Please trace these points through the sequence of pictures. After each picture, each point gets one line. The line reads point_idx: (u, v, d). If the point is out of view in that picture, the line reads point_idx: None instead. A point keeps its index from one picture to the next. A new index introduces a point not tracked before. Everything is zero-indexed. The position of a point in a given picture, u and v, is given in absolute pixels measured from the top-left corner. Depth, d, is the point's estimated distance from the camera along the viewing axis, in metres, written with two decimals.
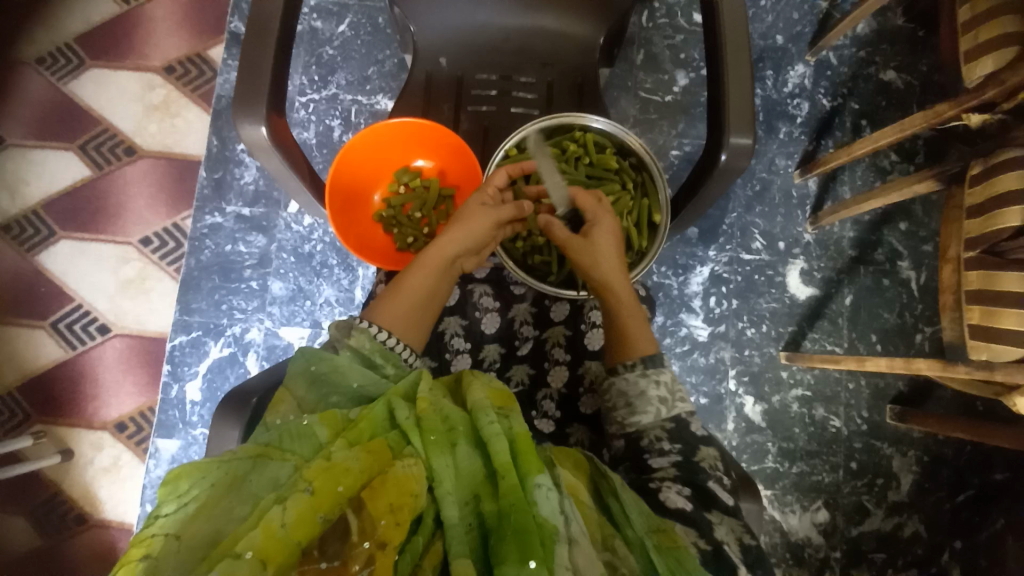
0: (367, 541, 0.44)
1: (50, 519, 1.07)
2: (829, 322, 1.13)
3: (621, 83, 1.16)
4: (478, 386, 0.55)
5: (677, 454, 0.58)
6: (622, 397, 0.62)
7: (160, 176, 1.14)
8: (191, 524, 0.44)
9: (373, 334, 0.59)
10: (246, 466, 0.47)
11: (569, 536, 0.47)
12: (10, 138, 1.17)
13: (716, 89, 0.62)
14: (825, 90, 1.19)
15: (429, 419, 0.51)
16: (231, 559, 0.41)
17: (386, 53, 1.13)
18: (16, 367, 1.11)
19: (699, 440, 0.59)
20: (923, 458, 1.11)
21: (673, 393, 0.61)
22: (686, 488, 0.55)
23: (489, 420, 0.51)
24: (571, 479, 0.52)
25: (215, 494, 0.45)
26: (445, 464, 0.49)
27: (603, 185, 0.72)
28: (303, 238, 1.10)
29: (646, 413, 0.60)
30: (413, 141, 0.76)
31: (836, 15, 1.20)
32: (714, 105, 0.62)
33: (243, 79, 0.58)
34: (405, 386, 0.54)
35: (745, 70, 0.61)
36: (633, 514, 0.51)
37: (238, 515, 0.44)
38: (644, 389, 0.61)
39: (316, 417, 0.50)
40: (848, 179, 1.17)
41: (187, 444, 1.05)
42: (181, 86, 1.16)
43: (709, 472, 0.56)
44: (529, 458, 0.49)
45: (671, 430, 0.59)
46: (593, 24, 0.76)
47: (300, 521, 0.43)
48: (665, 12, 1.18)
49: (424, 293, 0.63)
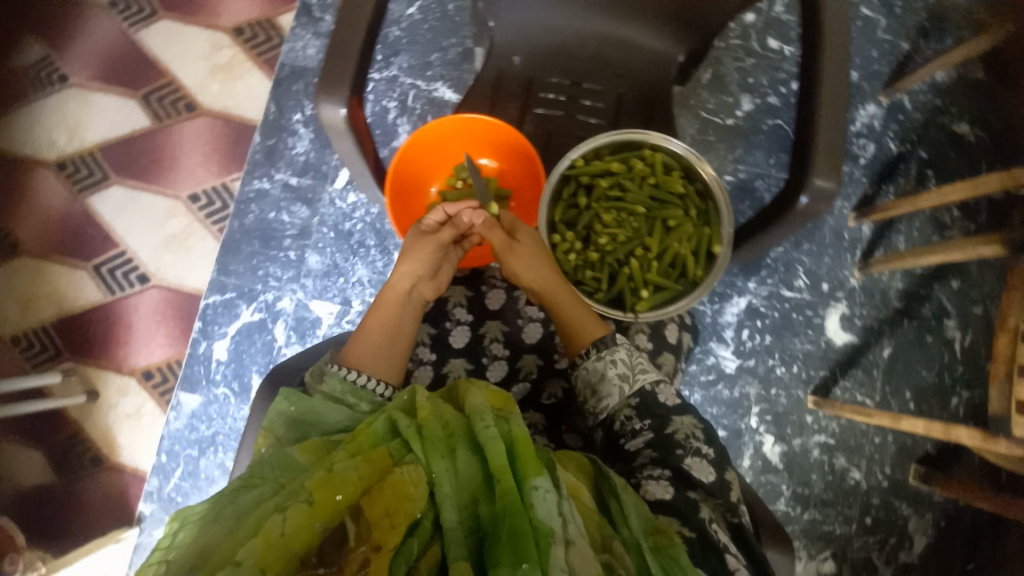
0: (364, 545, 0.43)
1: (70, 454, 1.11)
2: (863, 372, 1.10)
3: (684, 100, 1.14)
4: (472, 390, 0.54)
5: (649, 432, 0.58)
6: (588, 386, 0.63)
7: (216, 136, 1.16)
8: (182, 547, 0.45)
9: (344, 376, 0.59)
10: (230, 494, 0.48)
11: (567, 538, 0.45)
12: (77, 80, 1.20)
13: (806, 130, 0.61)
14: (894, 134, 1.15)
15: (429, 426, 0.50)
16: (230, 568, 0.41)
17: (451, 41, 1.12)
18: (56, 303, 1.14)
19: (671, 411, 0.59)
20: (939, 523, 1.07)
21: (633, 367, 0.61)
22: (665, 471, 0.55)
23: (485, 424, 0.50)
24: (572, 481, 0.50)
25: (204, 520, 0.46)
26: (444, 468, 0.48)
27: (666, 208, 0.71)
28: (345, 215, 1.11)
29: (610, 395, 0.61)
30: (469, 137, 0.77)
31: (916, 59, 1.16)
32: (803, 146, 0.61)
33: (330, 66, 0.60)
34: (400, 402, 0.54)
35: (838, 114, 0.60)
36: (631, 513, 0.49)
37: (228, 528, 0.45)
38: (603, 371, 0.61)
39: (297, 447, 0.51)
40: (905, 229, 1.13)
41: (208, 401, 1.07)
42: (247, 50, 1.18)
43: (682, 445, 0.56)
44: (526, 460, 0.48)
45: (638, 407, 0.60)
46: (674, 41, 0.75)
47: (300, 530, 0.43)
48: (738, 33, 1.15)
49: (385, 329, 0.65)
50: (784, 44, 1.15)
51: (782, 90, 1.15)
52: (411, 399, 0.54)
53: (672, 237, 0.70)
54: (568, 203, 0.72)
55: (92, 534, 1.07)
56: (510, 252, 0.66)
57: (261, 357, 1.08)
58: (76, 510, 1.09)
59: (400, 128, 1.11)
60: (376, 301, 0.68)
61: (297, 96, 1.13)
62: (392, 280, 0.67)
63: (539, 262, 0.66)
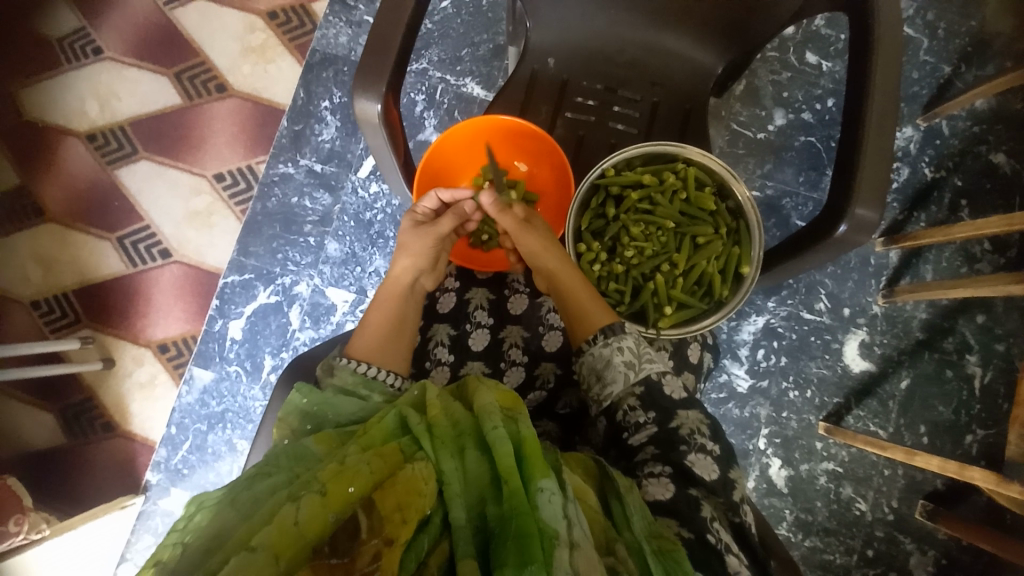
0: (375, 538, 0.43)
1: (82, 420, 1.13)
2: (878, 402, 1.08)
3: (715, 112, 1.11)
4: (482, 390, 0.52)
5: (653, 424, 0.56)
6: (592, 373, 0.61)
7: (244, 117, 1.17)
8: (198, 528, 0.46)
9: (355, 369, 0.60)
10: (244, 482, 0.48)
11: (572, 540, 0.44)
12: (111, 52, 1.21)
13: (850, 157, 0.61)
14: (930, 160, 1.12)
15: (440, 424, 0.49)
16: (245, 553, 0.41)
17: (483, 37, 1.11)
18: (79, 271, 1.17)
19: (677, 405, 0.57)
20: (941, 562, 1.04)
21: (639, 356, 0.59)
22: (666, 468, 0.54)
23: (493, 425, 0.49)
24: (578, 483, 0.50)
25: (220, 506, 0.47)
26: (453, 466, 0.47)
27: (695, 225, 0.71)
28: (366, 205, 1.11)
29: (615, 382, 0.58)
30: (490, 137, 0.77)
31: (959, 84, 1.12)
32: (844, 172, 0.62)
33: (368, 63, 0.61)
34: (410, 397, 0.53)
35: (886, 144, 0.60)
36: (634, 517, 0.49)
37: (243, 514, 0.45)
38: (609, 358, 0.59)
39: (311, 438, 0.51)
40: (934, 258, 1.10)
41: (220, 377, 1.08)
42: (280, 33, 1.18)
43: (687, 440, 0.54)
44: (533, 461, 0.47)
45: (642, 397, 0.57)
46: (713, 53, 0.74)
47: (314, 521, 0.43)
48: (777, 46, 1.12)
49: (390, 321, 0.65)
50: (823, 59, 1.12)
51: (817, 107, 1.12)
52: (422, 395, 0.53)
53: (700, 256, 0.71)
54: (596, 212, 0.71)
55: (102, 497, 1.10)
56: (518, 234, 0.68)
57: (274, 340, 1.09)
58: (86, 474, 1.11)
59: (426, 122, 1.10)
60: (381, 293, 0.68)
61: (327, 82, 1.13)
62: (393, 273, 0.68)
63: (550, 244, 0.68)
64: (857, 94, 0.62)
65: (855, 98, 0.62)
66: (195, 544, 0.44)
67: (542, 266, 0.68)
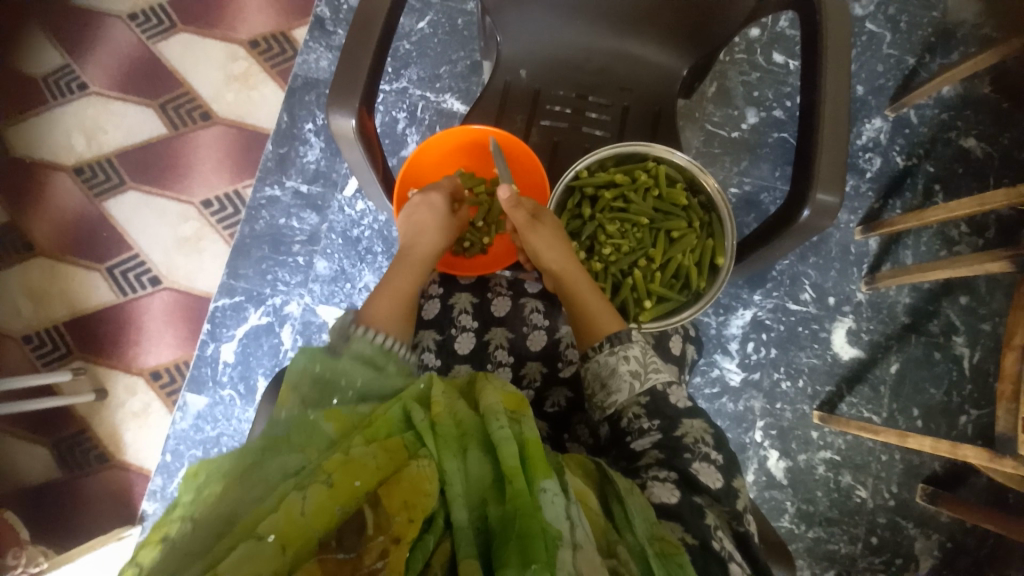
0: (382, 536, 0.43)
1: (75, 453, 1.12)
2: (869, 388, 1.09)
3: (690, 113, 1.15)
4: (488, 390, 0.53)
5: (657, 432, 0.56)
6: (597, 379, 0.62)
7: (229, 143, 1.19)
8: (207, 504, 0.45)
9: (372, 338, 0.61)
10: (256, 454, 0.48)
11: (575, 541, 0.45)
12: (96, 87, 1.23)
13: (808, 147, 0.63)
14: (901, 149, 1.15)
15: (444, 423, 0.50)
16: (254, 540, 0.41)
17: (460, 54, 1.15)
18: (68, 303, 1.17)
19: (681, 413, 0.57)
20: (946, 544, 1.04)
21: (645, 366, 0.60)
22: (671, 474, 0.53)
23: (499, 424, 0.50)
24: (580, 486, 0.50)
25: (230, 480, 0.46)
26: (456, 467, 0.48)
27: (669, 220, 0.73)
28: (353, 222, 1.12)
29: (619, 391, 0.60)
30: (463, 146, 0.79)
31: (922, 75, 1.16)
32: (804, 160, 0.64)
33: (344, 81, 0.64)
34: (416, 390, 0.53)
35: (843, 133, 0.62)
36: (636, 518, 0.48)
37: (259, 493, 0.45)
38: (614, 366, 0.61)
39: (322, 414, 0.50)
40: (912, 244, 1.12)
41: (214, 402, 1.08)
42: (262, 61, 1.21)
43: (691, 449, 0.54)
44: (537, 463, 0.48)
45: (647, 405, 0.58)
46: (679, 57, 0.77)
47: (320, 512, 0.43)
48: (744, 48, 1.16)
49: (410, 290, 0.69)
50: (789, 58, 1.16)
51: (787, 104, 1.15)
52: (428, 389, 0.53)
53: (675, 249, 0.73)
54: (573, 214, 0.74)
55: (97, 531, 1.08)
56: (530, 230, 0.68)
57: (267, 360, 1.09)
58: (80, 509, 1.10)
59: (409, 138, 1.13)
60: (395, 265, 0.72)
61: (309, 105, 1.15)
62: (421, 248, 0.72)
63: (559, 242, 0.69)
64: (812, 87, 0.64)
65: (810, 90, 0.65)
66: (205, 524, 0.44)
67: (548, 265, 0.69)
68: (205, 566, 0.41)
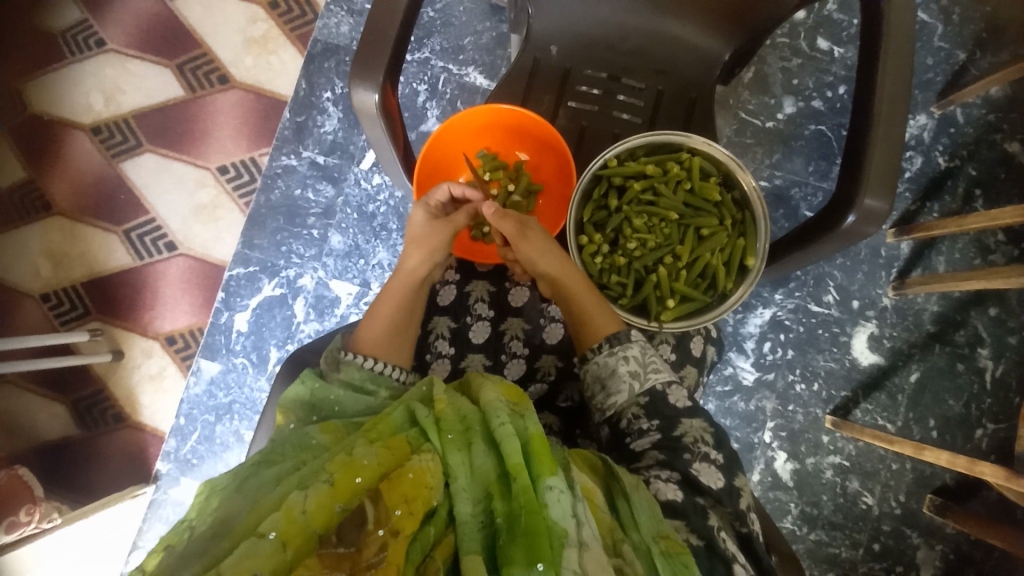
0: (381, 529, 0.43)
1: (92, 410, 1.15)
2: (886, 396, 1.06)
3: (723, 100, 1.09)
4: (488, 386, 0.52)
5: (657, 432, 0.56)
6: (597, 382, 0.61)
7: (246, 110, 1.17)
8: (209, 516, 0.47)
9: (362, 364, 0.59)
10: (250, 469, 0.49)
11: (581, 540, 0.44)
12: (113, 45, 1.21)
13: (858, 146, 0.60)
14: (944, 148, 1.08)
15: (447, 418, 0.49)
16: (253, 540, 0.42)
17: (486, 25, 1.09)
18: (86, 264, 1.18)
19: (680, 413, 0.57)
20: (948, 555, 1.03)
21: (644, 366, 0.59)
22: (673, 474, 0.52)
23: (500, 421, 0.48)
24: (586, 482, 0.49)
25: (227, 492, 0.48)
26: (459, 461, 0.47)
27: (700, 216, 0.70)
28: (368, 198, 1.11)
29: (619, 393, 0.59)
30: (489, 125, 0.76)
31: (974, 70, 1.08)
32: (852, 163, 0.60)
33: (368, 54, 0.62)
34: (419, 392, 0.53)
35: (896, 134, 0.59)
36: (642, 517, 0.48)
37: (250, 500, 0.46)
38: (614, 367, 0.60)
39: (316, 427, 0.52)
40: (947, 250, 1.07)
41: (227, 369, 1.09)
42: (282, 24, 1.17)
43: (691, 449, 0.54)
44: (543, 459, 0.46)
45: (646, 406, 0.57)
46: (720, 40, 0.73)
47: (320, 510, 0.43)
48: (787, 31, 1.09)
49: (402, 309, 0.65)
50: (835, 45, 1.09)
51: (828, 94, 1.09)
52: (429, 390, 0.53)
53: (703, 247, 0.70)
54: (599, 205, 0.71)
55: (113, 486, 1.12)
56: (523, 240, 0.65)
57: (280, 331, 1.09)
58: (96, 464, 1.13)
59: (428, 112, 1.09)
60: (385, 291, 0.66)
61: (328, 73, 1.12)
62: (407, 266, 0.66)
63: (551, 247, 0.66)
64: (866, 84, 0.61)
65: (866, 85, 0.61)
66: (202, 529, 0.45)
67: (543, 271, 0.65)
68: (209, 563, 0.42)
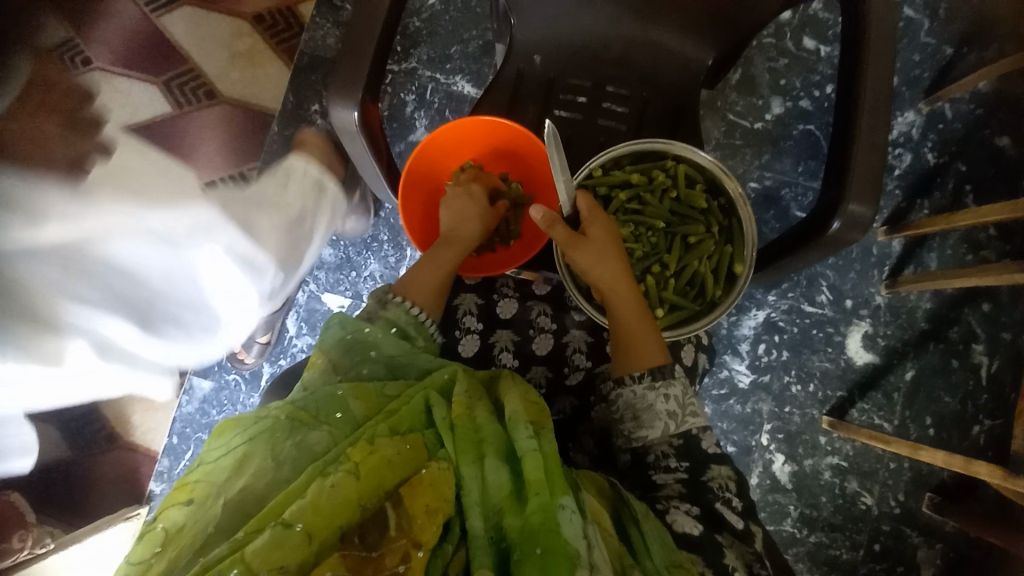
0: (403, 537, 0.42)
1: (81, 432, 1.14)
2: (883, 395, 1.06)
3: (711, 102, 1.09)
4: (511, 394, 0.53)
5: (684, 471, 0.57)
6: (628, 410, 0.60)
7: (234, 124, 1.16)
8: (230, 479, 0.45)
9: (411, 311, 0.62)
10: (284, 428, 0.48)
11: (592, 562, 0.43)
12: (99, 62, 1.21)
13: (843, 151, 0.60)
14: (932, 145, 1.09)
15: (463, 425, 0.49)
16: (280, 527, 0.40)
17: (473, 33, 1.09)
18: None
19: (710, 458, 0.58)
20: (948, 553, 1.03)
21: (683, 407, 0.59)
22: (694, 508, 0.54)
23: (524, 433, 0.49)
24: (594, 504, 0.49)
25: (257, 451, 0.47)
26: (473, 475, 0.47)
27: (686, 224, 0.70)
28: (358, 209, 1.10)
29: (652, 428, 0.58)
30: (474, 137, 0.76)
31: (959, 68, 1.09)
32: (838, 168, 0.60)
33: (348, 69, 0.61)
34: (439, 381, 0.53)
35: (880, 139, 0.59)
36: (653, 546, 0.47)
37: (275, 477, 0.46)
38: (652, 403, 0.59)
39: (351, 391, 0.51)
40: (938, 247, 1.07)
41: (220, 386, 1.08)
42: (267, 37, 1.17)
43: (717, 493, 0.55)
44: (556, 477, 0.47)
45: (678, 447, 0.58)
46: (703, 46, 0.73)
47: (345, 503, 0.43)
48: (773, 33, 1.10)
49: (446, 267, 0.66)
50: (821, 45, 1.09)
51: (815, 94, 1.09)
52: (451, 380, 0.54)
53: (691, 255, 0.70)
54: None
55: (104, 508, 1.10)
56: (575, 248, 0.62)
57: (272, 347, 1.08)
58: (88, 486, 1.12)
59: (417, 122, 1.09)
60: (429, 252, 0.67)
61: (316, 85, 1.12)
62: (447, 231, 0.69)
63: (607, 259, 0.63)
64: (849, 89, 0.60)
65: (848, 90, 0.61)
66: (229, 498, 0.44)
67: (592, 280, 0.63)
68: (232, 546, 0.40)
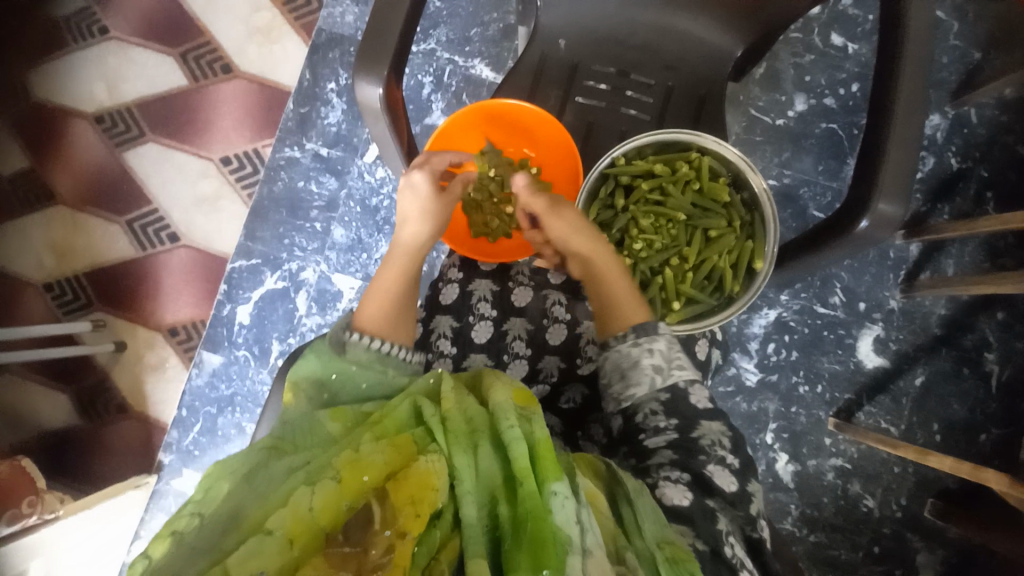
0: (388, 530, 0.43)
1: (95, 401, 1.16)
2: (891, 399, 1.05)
3: (732, 96, 1.07)
4: (498, 386, 0.52)
5: (674, 431, 0.55)
6: (616, 370, 0.59)
7: (250, 100, 1.15)
8: (216, 503, 0.45)
9: (367, 345, 0.59)
10: (257, 458, 0.48)
11: (584, 547, 0.43)
12: (116, 33, 1.20)
13: (873, 148, 0.59)
14: (957, 149, 1.06)
15: (453, 419, 0.49)
16: (261, 536, 0.41)
17: (492, 16, 1.08)
18: (89, 254, 1.18)
19: (700, 414, 0.55)
20: (948, 559, 1.03)
21: (668, 361, 0.57)
22: (684, 475, 0.52)
23: (508, 423, 0.48)
24: (589, 487, 0.49)
25: (235, 481, 0.46)
26: (466, 464, 0.47)
27: (708, 217, 0.69)
28: (372, 191, 1.10)
29: (639, 385, 0.57)
30: (495, 122, 0.76)
31: (988, 70, 1.06)
32: (865, 166, 0.59)
33: (371, 45, 0.61)
34: (426, 385, 0.53)
35: (912, 137, 0.58)
36: (646, 522, 0.47)
37: (258, 493, 0.45)
38: (636, 359, 0.58)
39: (327, 413, 0.51)
40: (956, 252, 1.05)
41: (229, 361, 1.09)
42: (285, 13, 1.16)
43: (708, 453, 0.53)
44: (548, 463, 0.46)
45: (666, 403, 0.56)
46: (731, 37, 0.71)
47: (327, 507, 0.43)
48: (800, 27, 1.07)
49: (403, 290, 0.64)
50: (849, 41, 1.07)
51: (840, 92, 1.07)
52: (438, 384, 0.54)
53: (711, 249, 0.69)
54: (605, 204, 0.70)
55: (115, 476, 1.13)
56: (553, 215, 0.65)
57: (282, 325, 1.09)
58: (100, 453, 1.14)
59: (433, 105, 1.08)
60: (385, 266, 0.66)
61: (332, 63, 1.11)
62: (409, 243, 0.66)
63: (585, 228, 0.65)
64: (882, 86, 0.59)
65: (882, 85, 0.59)
66: (210, 517, 0.44)
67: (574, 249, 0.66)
68: (215, 559, 0.41)
